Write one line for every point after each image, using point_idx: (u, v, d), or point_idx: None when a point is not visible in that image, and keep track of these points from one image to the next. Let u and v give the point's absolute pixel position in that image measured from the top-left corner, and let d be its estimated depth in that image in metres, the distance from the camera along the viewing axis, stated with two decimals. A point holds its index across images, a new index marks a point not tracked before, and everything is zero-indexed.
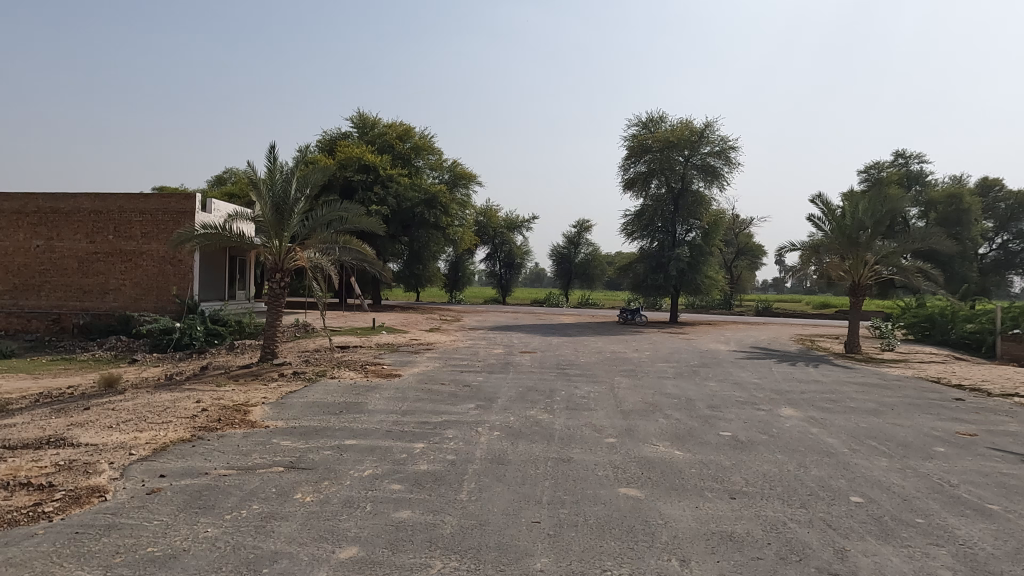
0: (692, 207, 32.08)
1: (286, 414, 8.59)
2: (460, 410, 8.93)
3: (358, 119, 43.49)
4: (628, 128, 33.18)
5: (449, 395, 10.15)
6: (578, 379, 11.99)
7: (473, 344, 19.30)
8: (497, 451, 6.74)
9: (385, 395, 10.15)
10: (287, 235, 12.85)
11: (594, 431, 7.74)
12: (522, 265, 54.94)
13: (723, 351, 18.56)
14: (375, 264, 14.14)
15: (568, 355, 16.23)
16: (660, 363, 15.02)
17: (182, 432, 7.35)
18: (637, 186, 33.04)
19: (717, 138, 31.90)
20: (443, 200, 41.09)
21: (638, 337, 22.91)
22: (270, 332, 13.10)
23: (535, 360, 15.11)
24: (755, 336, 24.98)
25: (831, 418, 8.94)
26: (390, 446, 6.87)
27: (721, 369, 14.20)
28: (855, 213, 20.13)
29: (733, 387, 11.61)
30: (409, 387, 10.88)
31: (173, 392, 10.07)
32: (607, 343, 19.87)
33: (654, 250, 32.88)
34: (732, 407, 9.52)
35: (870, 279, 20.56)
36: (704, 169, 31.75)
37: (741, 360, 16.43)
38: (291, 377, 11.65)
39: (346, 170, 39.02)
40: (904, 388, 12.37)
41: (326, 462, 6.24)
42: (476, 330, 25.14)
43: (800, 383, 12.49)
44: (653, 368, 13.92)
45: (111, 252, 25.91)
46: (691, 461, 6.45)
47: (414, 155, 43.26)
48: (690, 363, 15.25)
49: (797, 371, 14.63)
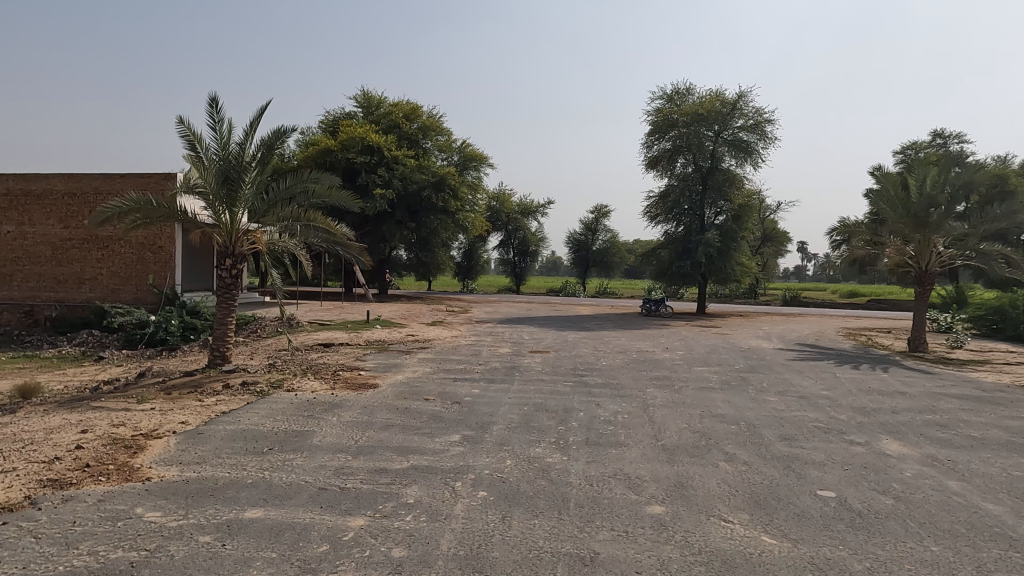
0: (723, 187, 29.18)
1: (193, 453, 6.13)
2: (437, 447, 6.40)
3: (361, 98, 41.15)
4: (650, 102, 30.22)
5: (429, 420, 7.60)
6: (600, 392, 9.43)
7: (477, 341, 16.78)
8: (476, 539, 4.17)
9: (347, 419, 7.62)
10: (238, 210, 10.34)
11: (631, 490, 5.18)
12: (537, 253, 52.30)
13: (770, 350, 15.84)
14: (351, 249, 11.71)
15: (586, 356, 13.58)
16: (699, 367, 12.28)
17: (13, 493, 4.91)
18: (661, 165, 30.27)
19: (750, 110, 28.96)
20: (452, 183, 38.32)
21: (666, 332, 20.20)
22: (221, 330, 10.67)
23: (547, 364, 12.53)
24: (797, 330, 22.18)
25: (964, 460, 6.28)
26: (309, 526, 4.37)
27: (776, 377, 11.44)
28: (922, 189, 17.20)
29: (802, 405, 8.88)
30: (380, 406, 8.38)
31: (68, 416, 7.65)
32: (632, 340, 17.24)
33: (680, 235, 30.08)
34: (817, 442, 6.84)
35: (940, 267, 17.58)
36: (736, 145, 28.82)
37: (794, 362, 13.73)
38: (236, 391, 9.20)
39: (348, 152, 36.70)
40: (1021, 404, 9.58)
41: (189, 567, 3.74)
42: (483, 324, 22.63)
43: (884, 398, 9.68)
44: (693, 376, 11.23)
45: (85, 238, 23.74)
46: (800, 565, 3.85)
47: (422, 135, 40.54)
48: (736, 367, 12.50)
49: (870, 378, 11.80)
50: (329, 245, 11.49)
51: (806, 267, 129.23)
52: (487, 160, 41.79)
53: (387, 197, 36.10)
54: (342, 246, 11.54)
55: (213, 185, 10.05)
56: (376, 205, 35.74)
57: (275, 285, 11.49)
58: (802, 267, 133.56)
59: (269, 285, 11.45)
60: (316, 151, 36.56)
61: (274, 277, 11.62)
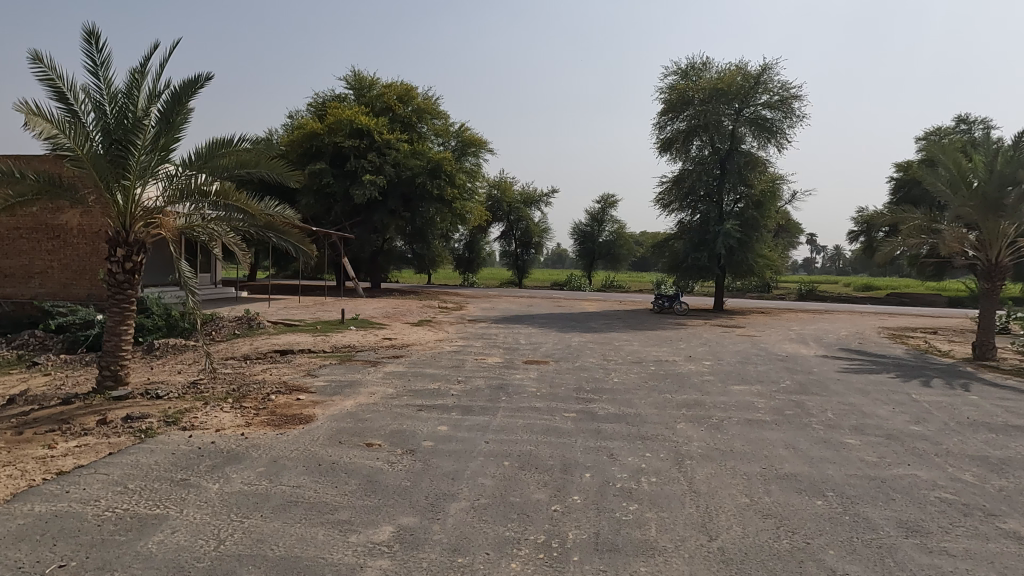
0: (743, 170, 26.49)
1: None
2: (347, 560, 3.83)
3: (353, 79, 38.51)
4: (663, 78, 27.51)
5: (357, 491, 5.02)
6: (612, 432, 6.83)
7: (464, 347, 14.20)
8: None
9: (236, 488, 5.07)
10: (131, 181, 7.72)
11: None
12: (540, 245, 49.75)
13: (814, 359, 13.18)
14: (289, 237, 9.05)
15: (593, 370, 10.95)
16: (736, 387, 9.64)
17: None
18: (675, 146, 27.62)
19: (776, 85, 26.19)
20: (449, 169, 35.32)
21: (684, 334, 17.59)
22: (112, 341, 8.12)
23: (543, 381, 9.96)
24: (832, 331, 19.48)
25: None
26: None
27: (839, 403, 8.79)
28: (991, 166, 14.60)
29: (901, 456, 6.24)
30: (298, 460, 5.83)
31: None
32: (648, 345, 14.61)
33: (696, 224, 27.44)
34: (967, 542, 4.24)
35: (1012, 258, 14.95)
36: (758, 123, 26.10)
37: (850, 377, 11.08)
38: (107, 433, 6.60)
39: (336, 135, 34.31)
40: None
41: None
42: (476, 324, 20.10)
43: (1002, 439, 7.02)
44: (732, 401, 8.60)
45: (34, 227, 21.23)
46: None
47: (416, 118, 37.82)
48: (782, 387, 9.87)
49: (957, 401, 9.16)
50: (258, 231, 8.90)
51: (815, 262, 126.42)
52: (486, 145, 39.12)
53: (378, 183, 33.58)
54: (273, 231, 8.89)
55: (88, 150, 7.44)
56: (365, 192, 33.21)
57: (191, 288, 8.62)
58: (813, 260, 130.84)
59: (181, 288, 8.62)
60: (302, 135, 34.46)
61: (188, 272, 8.67)
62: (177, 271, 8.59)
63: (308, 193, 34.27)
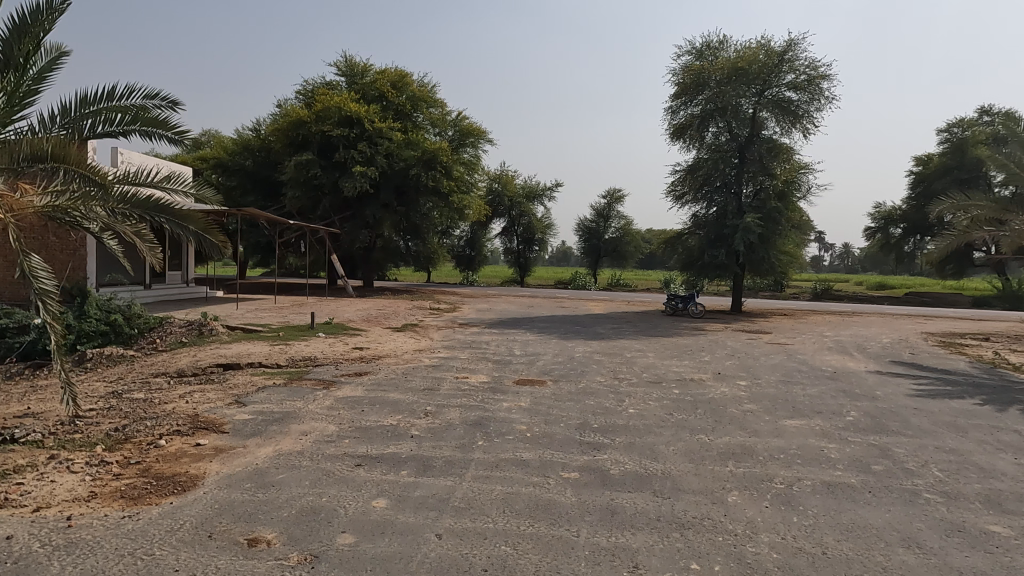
0: (764, 158, 24.09)
1: None
2: None
3: (344, 65, 36.22)
4: (676, 58, 25.12)
5: None
6: (636, 516, 4.47)
7: (446, 359, 11.86)
8: None
9: None
10: None
11: None
12: (543, 242, 47.42)
13: (871, 377, 10.79)
14: (188, 222, 6.82)
15: (602, 395, 8.63)
16: (791, 423, 7.26)
17: None
18: (690, 132, 25.27)
19: (802, 63, 23.77)
20: (445, 159, 32.89)
21: (706, 342, 15.19)
22: None
23: (537, 414, 7.59)
24: (873, 338, 17.04)
25: None
26: None
27: (937, 450, 6.45)
28: None
29: None
30: None
31: None
32: (667, 358, 12.22)
33: (713, 218, 25.03)
34: None
35: None
36: (781, 106, 23.73)
37: (929, 404, 8.69)
38: None
39: (324, 123, 32.03)
40: None
41: None
42: (467, 328, 17.75)
43: None
44: (792, 448, 6.25)
45: None
46: None
47: (412, 107, 35.52)
48: (850, 422, 7.49)
49: None
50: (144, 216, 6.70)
51: (823, 261, 123.64)
52: (486, 134, 36.67)
53: (369, 175, 31.27)
54: (164, 214, 6.68)
55: None
56: (355, 184, 30.93)
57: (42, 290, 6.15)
58: (822, 259, 128.06)
59: (30, 293, 6.17)
60: (288, 123, 32.22)
61: (41, 270, 6.22)
62: (23, 268, 6.13)
63: (294, 186, 32.03)
